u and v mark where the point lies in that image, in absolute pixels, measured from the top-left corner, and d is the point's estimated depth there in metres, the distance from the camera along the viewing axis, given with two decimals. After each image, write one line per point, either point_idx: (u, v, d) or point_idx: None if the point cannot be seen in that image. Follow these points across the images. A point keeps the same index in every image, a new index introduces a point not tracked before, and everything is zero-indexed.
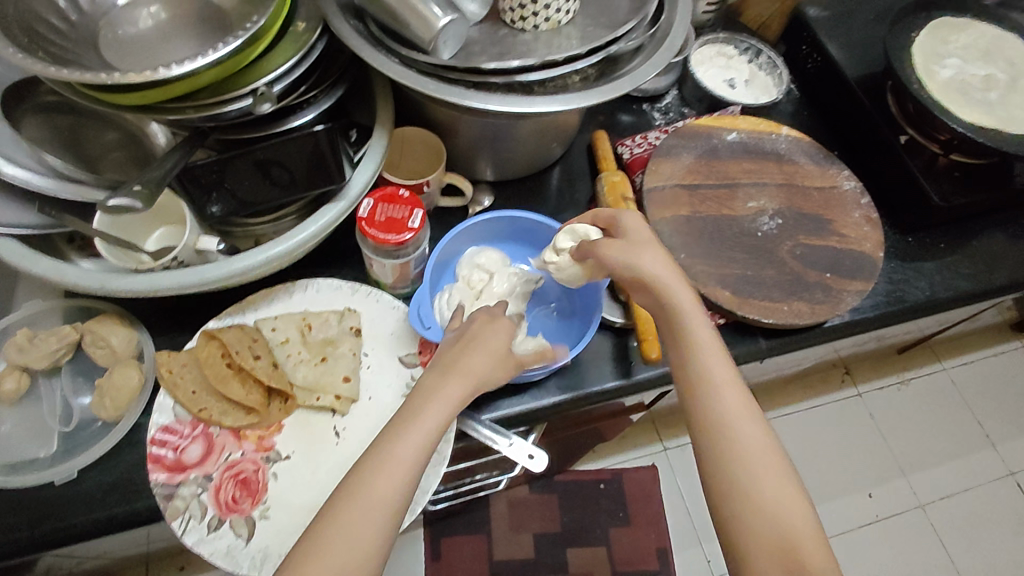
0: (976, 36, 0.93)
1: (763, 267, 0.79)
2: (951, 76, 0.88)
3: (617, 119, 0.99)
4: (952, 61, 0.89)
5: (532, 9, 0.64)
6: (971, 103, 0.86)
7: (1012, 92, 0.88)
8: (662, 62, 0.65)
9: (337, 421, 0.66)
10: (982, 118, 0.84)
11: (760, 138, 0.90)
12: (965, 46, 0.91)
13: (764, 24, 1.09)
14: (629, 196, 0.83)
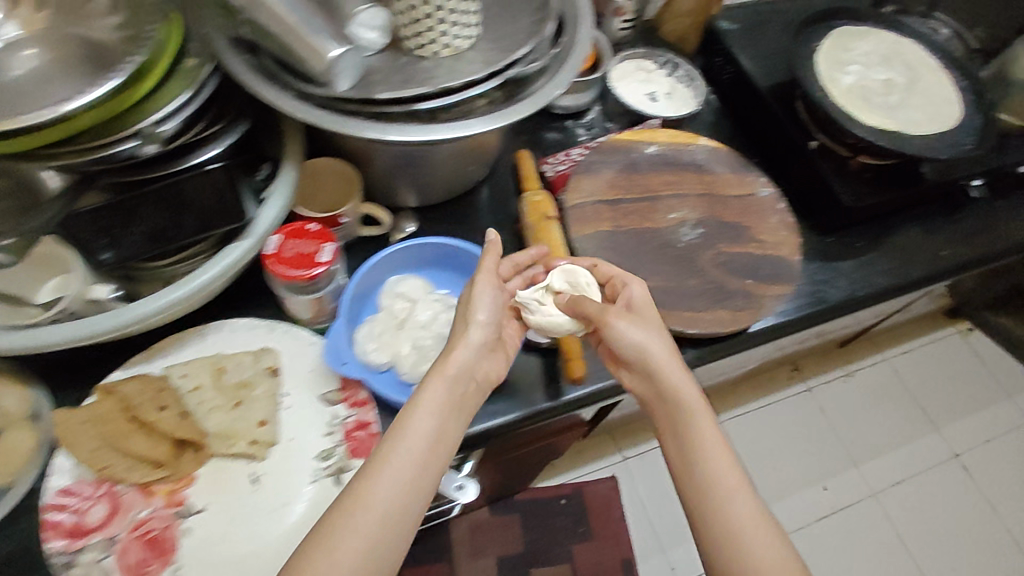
0: (877, 42, 0.97)
1: (685, 278, 0.80)
2: (852, 83, 0.91)
3: (541, 137, 1.00)
4: (854, 68, 0.93)
5: (427, 37, 0.64)
6: (873, 107, 0.89)
7: (911, 94, 0.92)
8: (565, 82, 0.66)
9: (254, 467, 0.64)
10: (884, 121, 0.88)
11: (678, 150, 0.92)
12: (866, 53, 0.95)
13: (681, 39, 1.12)
14: (551, 215, 0.83)
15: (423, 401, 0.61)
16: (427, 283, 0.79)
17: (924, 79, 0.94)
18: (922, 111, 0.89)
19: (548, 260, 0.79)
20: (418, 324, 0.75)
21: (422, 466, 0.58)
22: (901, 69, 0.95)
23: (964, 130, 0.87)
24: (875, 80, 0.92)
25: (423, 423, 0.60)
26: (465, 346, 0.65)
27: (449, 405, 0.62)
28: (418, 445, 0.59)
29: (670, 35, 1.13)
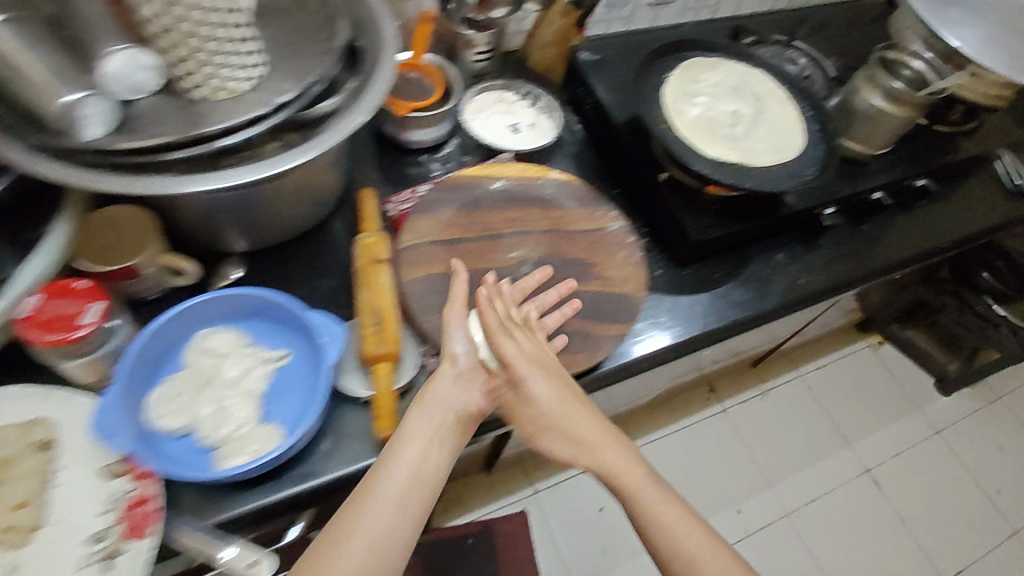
0: (726, 74, 0.97)
1: (520, 320, 0.78)
2: (699, 114, 0.91)
3: (393, 172, 0.96)
4: (702, 99, 0.92)
5: (198, 78, 0.60)
6: (718, 139, 0.89)
7: (757, 125, 0.92)
8: (359, 117, 0.63)
9: (10, 555, 0.57)
10: (727, 153, 0.87)
11: (526, 185, 0.89)
12: (716, 84, 0.95)
13: (547, 69, 1.11)
14: (381, 258, 0.79)
15: (405, 438, 0.65)
16: (242, 336, 0.74)
17: (770, 110, 0.94)
18: (766, 142, 0.89)
19: (372, 307, 0.75)
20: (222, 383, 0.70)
21: (408, 491, 0.62)
22: (749, 100, 0.95)
23: (805, 161, 0.88)
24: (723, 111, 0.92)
25: (408, 454, 0.64)
26: (440, 379, 0.69)
27: (429, 436, 0.66)
28: (401, 472, 0.63)
29: (538, 65, 1.12)
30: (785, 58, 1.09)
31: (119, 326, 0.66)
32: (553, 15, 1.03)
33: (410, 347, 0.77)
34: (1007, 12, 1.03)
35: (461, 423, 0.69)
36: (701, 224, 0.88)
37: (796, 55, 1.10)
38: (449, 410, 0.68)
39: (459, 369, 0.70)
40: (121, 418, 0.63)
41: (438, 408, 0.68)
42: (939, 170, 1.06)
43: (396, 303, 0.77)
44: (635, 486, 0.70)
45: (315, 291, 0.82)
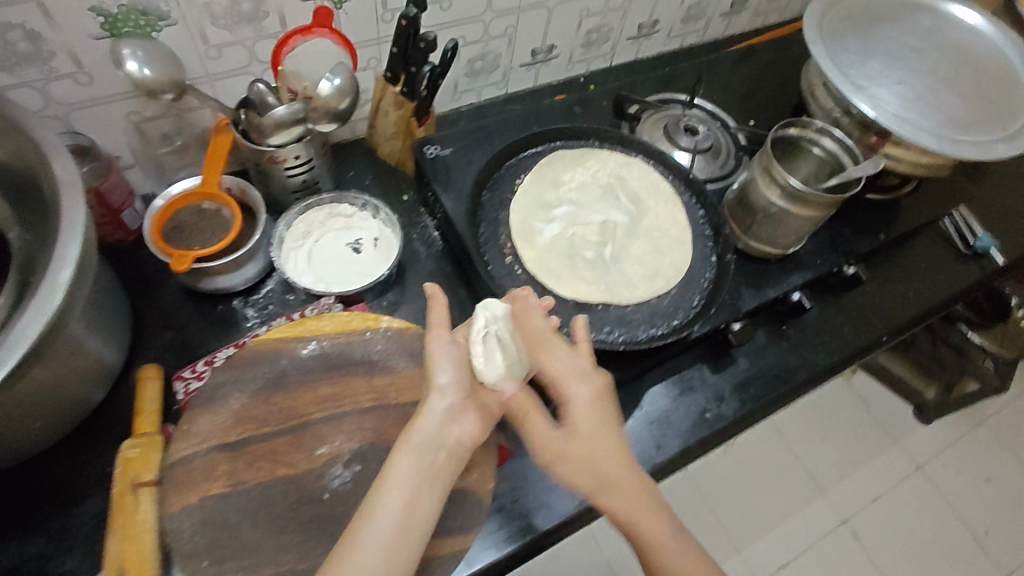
0: (598, 169, 0.81)
1: (324, 551, 0.60)
2: (558, 233, 0.75)
3: (195, 327, 0.77)
4: (562, 212, 0.77)
5: None
6: (578, 268, 0.73)
7: (629, 241, 0.77)
8: (45, 305, 0.50)
9: None
10: (587, 289, 0.71)
11: (348, 343, 0.71)
12: (582, 186, 0.79)
13: (400, 161, 0.92)
14: (145, 479, 0.61)
15: (390, 480, 0.53)
16: None
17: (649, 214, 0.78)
18: (638, 264, 0.74)
19: (119, 563, 0.57)
20: None
21: (403, 530, 0.50)
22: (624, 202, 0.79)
23: (681, 294, 0.72)
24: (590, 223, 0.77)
25: (392, 498, 0.51)
26: (426, 414, 0.57)
27: (419, 476, 0.53)
28: (403, 500, 0.51)
29: (388, 157, 0.93)
30: (682, 126, 0.91)
31: None
32: (386, 105, 0.84)
33: None
34: (938, 59, 0.86)
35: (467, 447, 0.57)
36: None
37: (694, 121, 0.92)
38: (437, 445, 0.55)
39: (449, 402, 0.58)
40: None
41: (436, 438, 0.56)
42: (871, 250, 0.89)
43: (160, 548, 0.59)
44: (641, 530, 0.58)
45: (69, 524, 0.64)
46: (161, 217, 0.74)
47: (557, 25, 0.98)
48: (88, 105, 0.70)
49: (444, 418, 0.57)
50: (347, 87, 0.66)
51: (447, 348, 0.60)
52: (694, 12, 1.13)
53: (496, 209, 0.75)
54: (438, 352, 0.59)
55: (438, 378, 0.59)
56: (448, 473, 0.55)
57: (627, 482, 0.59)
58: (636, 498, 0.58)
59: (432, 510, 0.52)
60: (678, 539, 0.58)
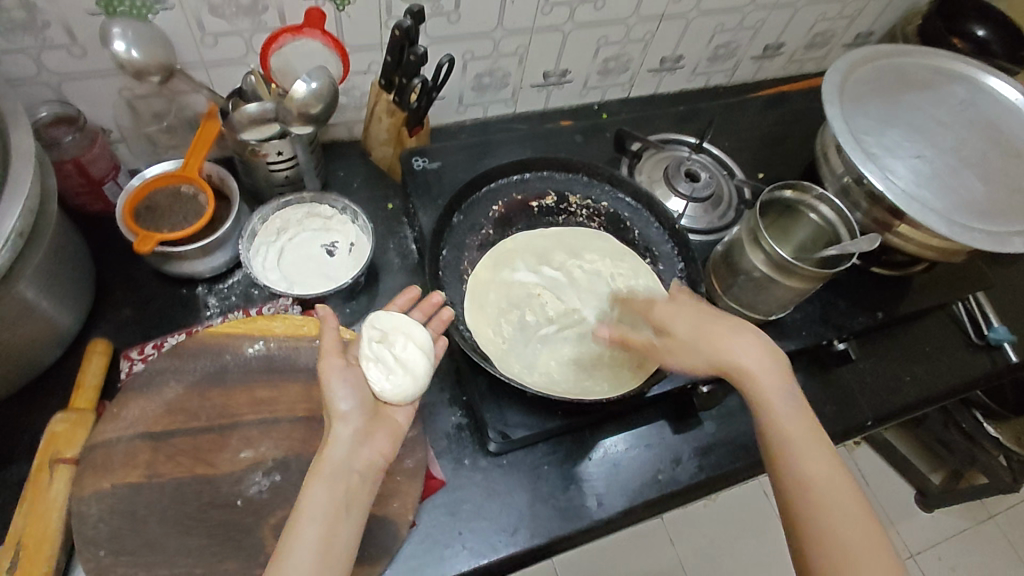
0: (585, 227, 0.79)
1: (224, 560, 0.59)
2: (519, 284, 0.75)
3: (155, 308, 0.77)
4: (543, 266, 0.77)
5: None
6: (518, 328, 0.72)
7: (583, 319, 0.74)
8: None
9: None
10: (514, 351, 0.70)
11: (294, 348, 0.70)
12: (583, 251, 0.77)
13: (391, 167, 0.91)
14: (65, 457, 0.61)
15: (303, 509, 0.48)
16: None
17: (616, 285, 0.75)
18: (577, 343, 0.72)
19: (19, 538, 0.57)
20: None
21: (325, 567, 0.46)
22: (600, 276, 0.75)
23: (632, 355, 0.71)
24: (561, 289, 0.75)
25: (307, 541, 0.47)
26: (333, 443, 0.52)
27: (336, 502, 0.49)
28: (319, 527, 0.48)
29: (380, 161, 0.92)
30: (682, 170, 0.87)
31: None
32: (379, 111, 0.83)
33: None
34: (965, 136, 0.80)
35: (375, 471, 0.53)
36: (512, 421, 0.67)
37: (697, 165, 0.88)
38: (351, 471, 0.51)
39: (354, 427, 0.54)
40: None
41: (347, 463, 0.52)
42: (865, 329, 0.84)
43: (64, 529, 0.59)
44: (796, 446, 0.55)
45: None
46: (134, 196, 0.74)
47: (571, 50, 0.96)
48: (79, 77, 0.71)
49: (353, 440, 0.53)
50: (327, 91, 0.65)
51: (349, 371, 0.57)
52: (722, 51, 1.10)
53: (465, 234, 0.74)
54: (337, 377, 0.55)
55: (338, 401, 0.55)
56: (364, 501, 0.51)
57: (805, 434, 0.55)
58: (803, 454, 0.54)
59: (349, 546, 0.49)
60: (835, 481, 0.54)
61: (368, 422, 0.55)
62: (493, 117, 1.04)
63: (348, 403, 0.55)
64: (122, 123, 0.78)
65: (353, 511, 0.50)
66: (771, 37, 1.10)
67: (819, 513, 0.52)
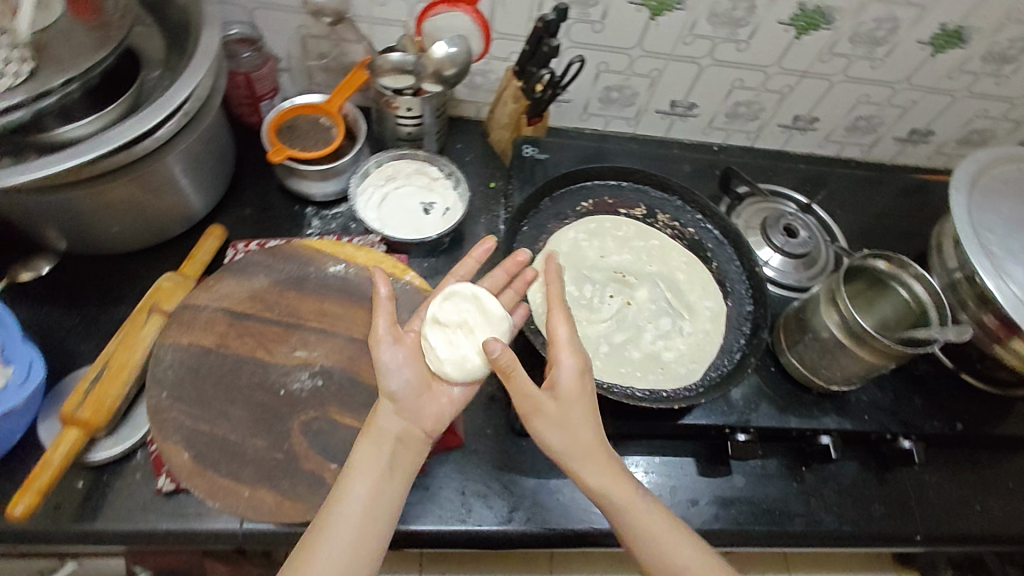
0: (673, 255, 0.76)
1: (254, 435, 0.64)
2: (602, 292, 0.71)
3: (268, 214, 0.87)
4: (607, 273, 0.72)
5: None
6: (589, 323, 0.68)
7: (647, 334, 0.69)
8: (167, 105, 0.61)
9: None
10: (572, 340, 0.67)
11: (370, 278, 0.76)
12: (638, 276, 0.73)
13: (503, 151, 0.97)
14: (161, 308, 0.71)
15: (356, 466, 0.54)
16: None
17: (685, 315, 0.70)
18: (642, 355, 0.67)
19: (108, 360, 0.66)
20: None
21: (366, 521, 0.52)
22: (676, 297, 0.72)
23: (683, 378, 0.66)
24: (626, 289, 0.72)
25: (356, 514, 0.52)
26: (381, 411, 0.58)
27: (382, 469, 0.54)
28: (363, 487, 0.53)
29: (495, 144, 0.98)
30: (781, 223, 0.85)
31: None
32: (506, 96, 0.89)
33: (143, 415, 0.67)
34: None
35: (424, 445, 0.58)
36: None
37: (799, 224, 0.86)
38: (393, 440, 0.56)
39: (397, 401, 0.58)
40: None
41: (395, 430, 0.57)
42: (938, 436, 0.77)
43: (141, 365, 0.67)
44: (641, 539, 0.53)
45: (101, 317, 0.75)
46: (281, 116, 0.85)
47: (704, 83, 0.98)
48: (270, 6, 0.84)
49: (400, 422, 0.57)
50: (461, 61, 0.75)
51: (397, 356, 0.60)
52: (863, 124, 1.06)
53: (548, 218, 0.75)
54: (392, 371, 0.59)
55: (391, 386, 0.59)
56: (409, 465, 0.56)
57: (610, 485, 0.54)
58: (592, 470, 0.54)
59: (392, 504, 0.54)
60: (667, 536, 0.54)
61: (418, 406, 0.59)
62: (612, 132, 1.07)
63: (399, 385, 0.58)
64: (292, 54, 0.91)
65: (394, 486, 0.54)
66: (920, 121, 1.05)
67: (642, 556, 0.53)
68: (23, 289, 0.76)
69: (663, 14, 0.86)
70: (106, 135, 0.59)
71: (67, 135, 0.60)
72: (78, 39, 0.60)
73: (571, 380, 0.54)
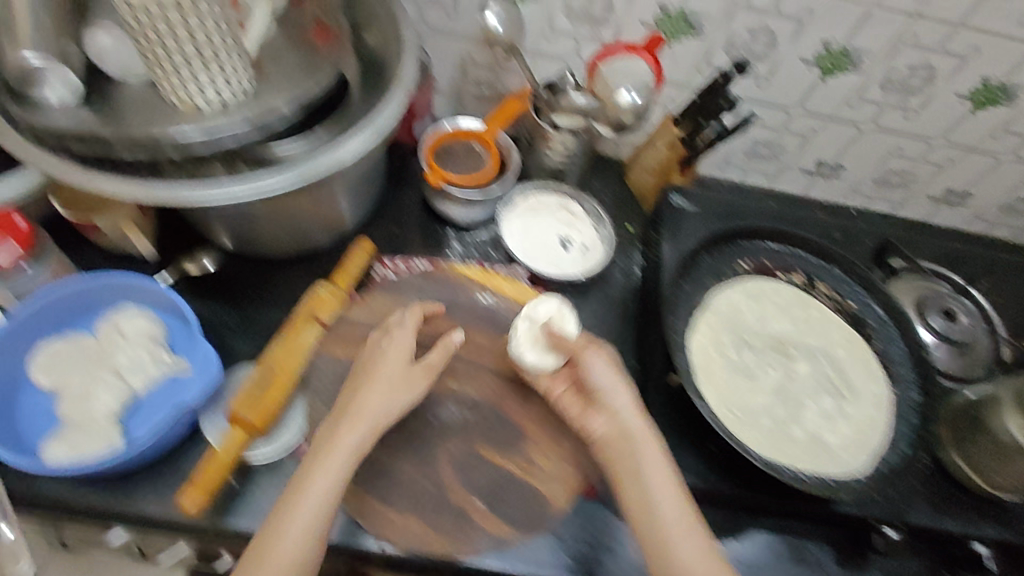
0: (834, 328, 0.73)
1: (404, 461, 0.67)
2: (764, 361, 0.69)
3: (413, 233, 0.89)
4: (768, 341, 0.71)
5: (178, 76, 0.56)
6: (750, 391, 0.67)
7: (809, 412, 0.67)
8: (372, 129, 0.61)
9: None
10: (735, 410, 0.65)
11: (517, 312, 0.77)
12: (799, 348, 0.71)
13: (643, 196, 0.97)
14: (320, 317, 0.73)
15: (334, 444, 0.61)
16: (156, 328, 0.72)
17: (846, 396, 0.68)
18: (805, 434, 0.65)
19: (271, 365, 0.69)
20: (111, 366, 0.70)
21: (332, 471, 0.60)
22: (838, 375, 0.70)
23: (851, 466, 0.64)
24: (787, 360, 0.70)
25: (324, 480, 0.60)
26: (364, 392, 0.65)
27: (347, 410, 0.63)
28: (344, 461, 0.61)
29: (635, 187, 0.98)
30: (940, 305, 0.81)
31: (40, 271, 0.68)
32: (659, 140, 0.89)
33: (297, 422, 0.70)
34: None
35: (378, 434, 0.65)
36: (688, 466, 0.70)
37: (959, 307, 0.82)
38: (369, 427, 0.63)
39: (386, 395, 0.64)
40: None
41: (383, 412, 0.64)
42: None
43: (301, 374, 0.70)
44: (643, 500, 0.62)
45: (257, 317, 0.79)
46: (438, 141, 0.88)
47: (857, 149, 0.95)
48: (444, 34, 0.86)
49: (388, 393, 0.65)
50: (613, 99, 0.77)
51: (399, 337, 0.68)
52: (1021, 206, 1.01)
53: (706, 275, 0.73)
54: (392, 350, 0.67)
55: (389, 365, 0.66)
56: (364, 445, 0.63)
57: (666, 505, 0.61)
58: (639, 456, 0.63)
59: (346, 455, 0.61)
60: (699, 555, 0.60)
61: (412, 388, 0.66)
62: (748, 186, 1.06)
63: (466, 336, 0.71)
64: (451, 79, 0.93)
65: (348, 457, 0.61)
66: None
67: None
68: (191, 281, 0.79)
69: (833, 75, 0.84)
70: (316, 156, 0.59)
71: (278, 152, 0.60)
72: (292, 62, 0.63)
73: (623, 388, 0.66)
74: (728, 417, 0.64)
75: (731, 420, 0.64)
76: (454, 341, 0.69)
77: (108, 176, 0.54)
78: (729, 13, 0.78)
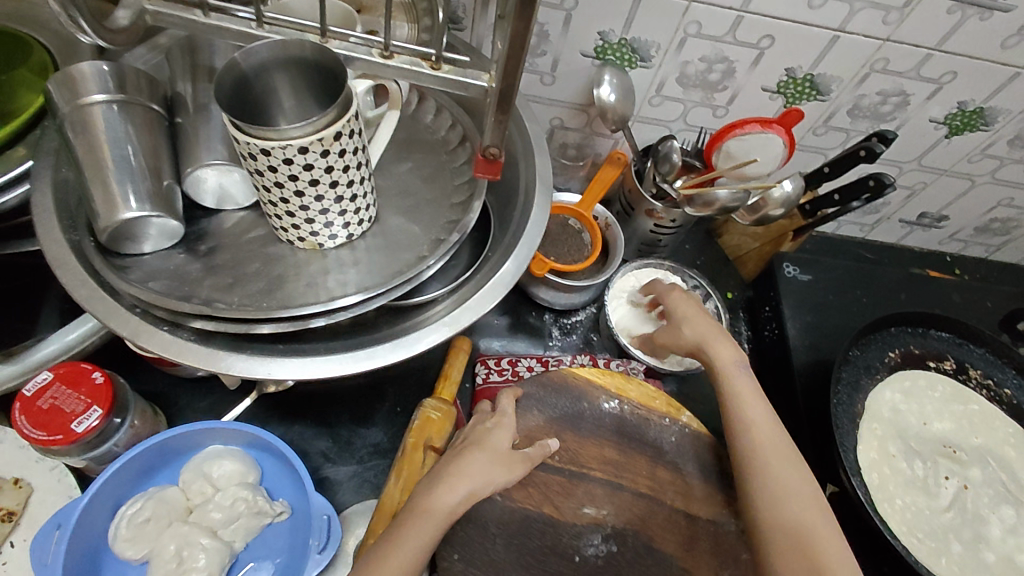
0: (998, 423, 0.68)
1: None
2: (937, 473, 0.64)
3: (508, 321, 0.81)
4: (933, 445, 0.66)
5: (305, 217, 0.47)
6: (926, 511, 0.62)
7: (993, 529, 0.62)
8: (523, 258, 0.53)
9: None
10: (920, 538, 0.60)
11: (646, 418, 0.69)
12: (968, 452, 0.66)
13: (741, 257, 0.90)
14: (435, 444, 0.65)
15: (456, 473, 0.58)
16: (250, 472, 0.63)
17: None
18: (997, 557, 0.61)
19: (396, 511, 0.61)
20: (203, 523, 0.61)
21: (452, 480, 0.57)
22: (1012, 480, 0.65)
23: None
24: (958, 469, 0.65)
25: (418, 535, 0.54)
26: (479, 450, 0.60)
27: (477, 441, 0.61)
28: (456, 498, 0.56)
29: (728, 248, 0.90)
30: None
31: (119, 427, 0.59)
32: None
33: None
34: None
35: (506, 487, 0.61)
36: None
37: None
38: (486, 468, 0.59)
39: (503, 445, 0.62)
40: (72, 545, 0.55)
41: (501, 444, 0.62)
42: None
43: None
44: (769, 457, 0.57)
45: (353, 440, 0.69)
46: None
47: (967, 201, 0.89)
48: (538, 100, 0.77)
49: (492, 465, 0.60)
50: (754, 177, 0.74)
51: (501, 424, 0.64)
52: None
53: (860, 372, 0.67)
54: (498, 430, 0.62)
55: (497, 440, 0.62)
56: (489, 482, 0.59)
57: (778, 445, 0.58)
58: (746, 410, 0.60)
59: (465, 494, 0.57)
60: (808, 502, 0.55)
61: (512, 474, 0.61)
62: (840, 235, 0.99)
63: (613, 405, 0.69)
64: None
65: (469, 487, 0.57)
66: None
67: (792, 544, 0.53)
68: (272, 402, 0.70)
69: (961, 134, 0.77)
70: (470, 304, 0.51)
71: (420, 302, 0.52)
72: (416, 190, 0.55)
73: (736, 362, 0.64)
74: (917, 547, 0.60)
75: (921, 549, 0.60)
76: (548, 449, 0.64)
77: (239, 355, 0.46)
78: (863, 77, 0.70)
